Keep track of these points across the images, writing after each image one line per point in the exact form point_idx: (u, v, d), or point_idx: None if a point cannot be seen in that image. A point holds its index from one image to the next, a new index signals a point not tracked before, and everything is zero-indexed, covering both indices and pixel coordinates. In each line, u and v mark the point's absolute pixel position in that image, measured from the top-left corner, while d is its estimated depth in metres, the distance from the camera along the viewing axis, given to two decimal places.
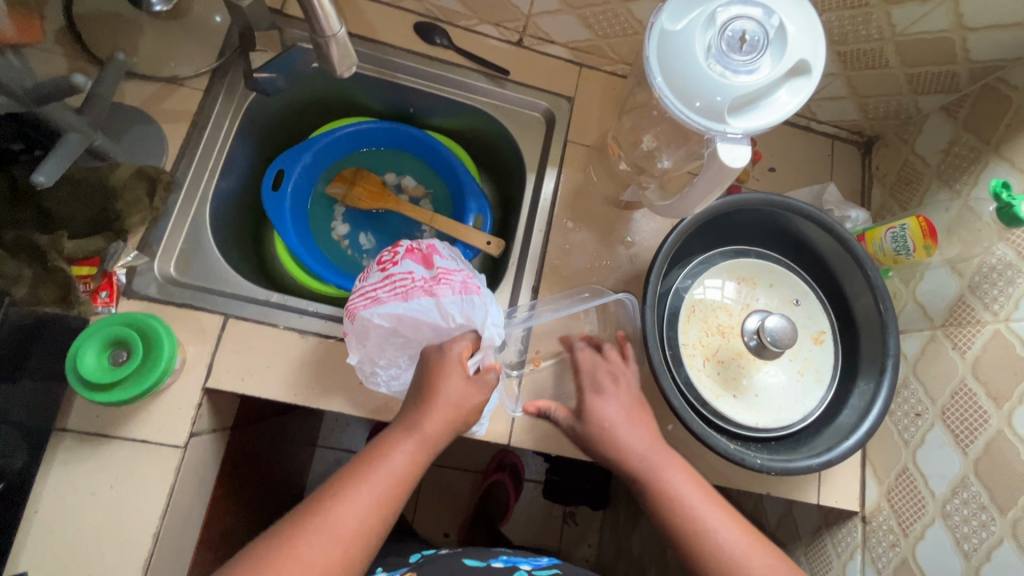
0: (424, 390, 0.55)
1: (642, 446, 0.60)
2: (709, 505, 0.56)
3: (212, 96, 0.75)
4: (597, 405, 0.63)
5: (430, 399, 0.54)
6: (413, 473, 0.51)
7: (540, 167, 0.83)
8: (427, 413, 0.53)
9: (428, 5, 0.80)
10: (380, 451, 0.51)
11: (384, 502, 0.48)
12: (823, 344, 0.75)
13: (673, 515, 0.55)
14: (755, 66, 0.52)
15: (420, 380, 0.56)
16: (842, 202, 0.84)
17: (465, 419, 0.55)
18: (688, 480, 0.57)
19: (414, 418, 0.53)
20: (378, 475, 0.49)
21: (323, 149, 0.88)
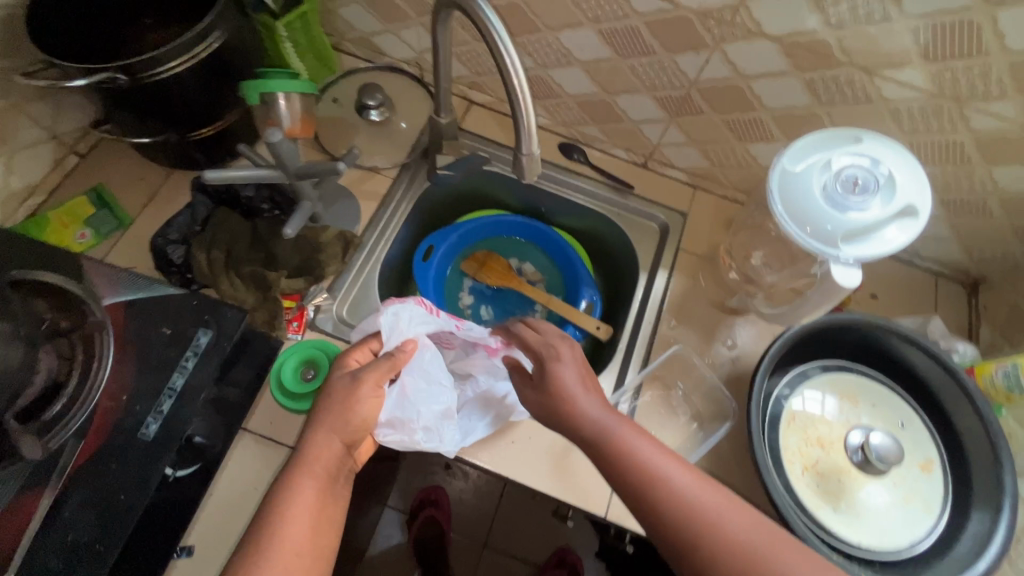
0: (310, 421, 0.63)
1: (636, 443, 0.58)
2: (705, 490, 0.54)
3: (397, 183, 0.95)
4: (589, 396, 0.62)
5: (318, 425, 0.63)
6: (326, 489, 0.60)
7: (652, 268, 0.95)
8: (315, 453, 0.61)
9: (573, 130, 0.99)
10: (290, 485, 0.58)
11: (310, 521, 0.57)
12: (931, 473, 0.75)
13: (679, 509, 0.53)
14: (866, 204, 0.62)
15: (320, 402, 0.65)
16: (947, 335, 0.86)
17: (359, 429, 0.64)
18: (686, 473, 0.55)
19: (304, 457, 0.61)
20: (295, 501, 0.57)
21: (466, 233, 1.06)
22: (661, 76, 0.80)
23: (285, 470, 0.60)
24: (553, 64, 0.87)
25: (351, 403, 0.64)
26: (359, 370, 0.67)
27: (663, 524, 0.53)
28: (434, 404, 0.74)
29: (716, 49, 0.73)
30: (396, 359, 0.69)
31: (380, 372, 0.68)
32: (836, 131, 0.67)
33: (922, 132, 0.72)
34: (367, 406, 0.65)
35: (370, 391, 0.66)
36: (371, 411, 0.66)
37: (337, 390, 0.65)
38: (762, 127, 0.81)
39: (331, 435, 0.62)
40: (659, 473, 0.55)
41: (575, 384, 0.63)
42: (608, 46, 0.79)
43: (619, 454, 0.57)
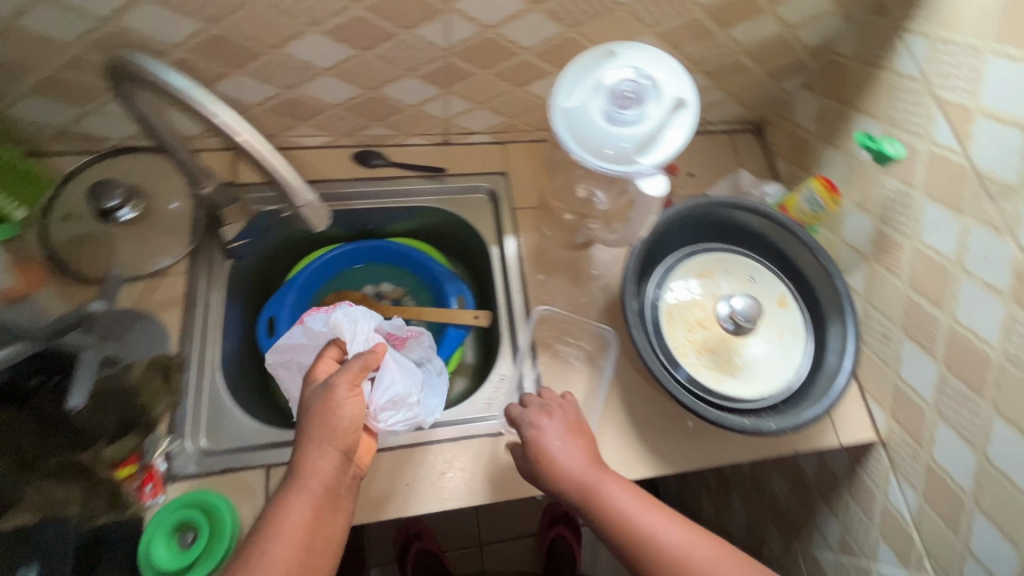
0: (305, 434, 0.62)
1: (619, 493, 0.65)
2: (647, 512, 0.63)
3: (194, 276, 0.82)
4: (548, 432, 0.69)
5: (313, 438, 0.61)
6: (318, 515, 0.58)
7: (499, 238, 0.93)
8: (306, 468, 0.60)
9: (359, 137, 0.91)
10: (280, 510, 0.57)
11: (298, 547, 0.56)
12: (787, 306, 0.84)
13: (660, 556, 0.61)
14: (642, 113, 0.63)
15: (314, 412, 0.63)
16: (756, 182, 0.96)
17: (352, 433, 0.64)
18: (667, 521, 0.63)
19: (296, 473, 0.59)
20: (283, 530, 0.56)
21: (304, 284, 0.95)
22: (414, 54, 0.74)
23: (278, 492, 0.59)
24: (299, 81, 0.77)
25: (334, 408, 0.63)
26: (332, 376, 0.65)
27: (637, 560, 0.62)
28: (416, 379, 0.77)
29: (451, 10, 0.69)
30: (368, 358, 0.68)
31: (353, 372, 0.66)
32: (590, 52, 0.67)
33: (663, 21, 0.76)
34: (351, 407, 0.64)
35: (347, 392, 0.64)
36: (357, 414, 0.64)
37: (316, 395, 0.64)
38: (531, 67, 0.80)
39: (320, 448, 0.61)
40: (643, 523, 0.63)
41: (560, 443, 0.68)
42: (344, 43, 0.71)
43: (609, 509, 0.64)
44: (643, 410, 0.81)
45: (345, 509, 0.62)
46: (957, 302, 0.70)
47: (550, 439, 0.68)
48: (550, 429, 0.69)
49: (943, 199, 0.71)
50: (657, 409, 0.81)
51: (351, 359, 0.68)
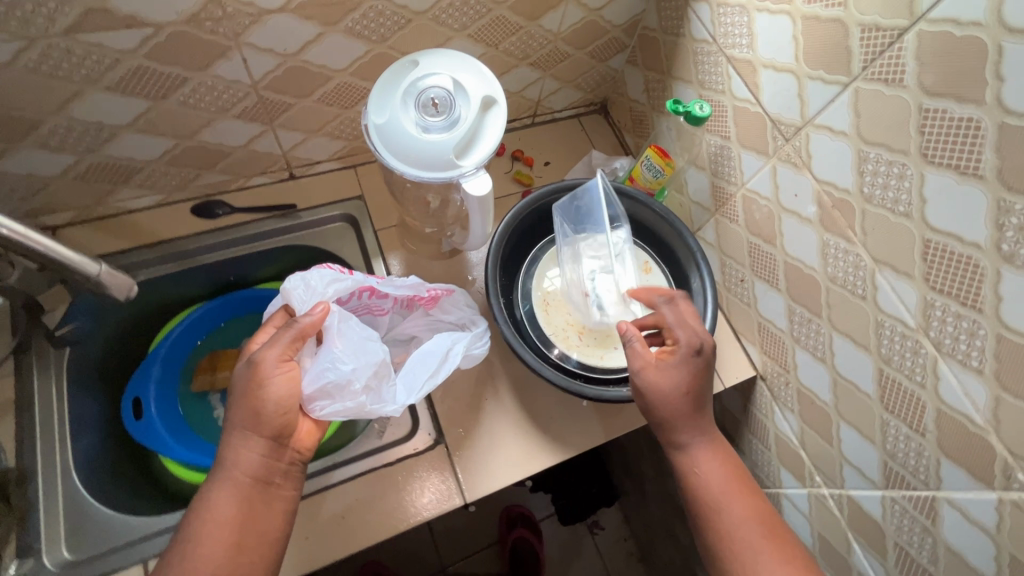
0: (235, 417, 0.60)
1: (707, 460, 0.68)
2: (752, 525, 0.65)
3: (23, 375, 0.74)
4: (663, 380, 0.67)
5: (240, 421, 0.60)
6: (243, 504, 0.58)
7: (368, 262, 0.91)
8: (232, 457, 0.59)
9: (193, 189, 0.85)
10: (204, 501, 0.58)
11: (224, 538, 0.57)
12: (652, 271, 0.89)
13: (726, 537, 0.65)
14: (452, 118, 0.64)
15: (241, 390, 0.61)
16: (607, 160, 1.02)
17: (282, 413, 0.62)
18: (748, 509, 0.66)
19: (224, 462, 0.59)
20: (207, 523, 0.57)
21: (171, 354, 0.90)
22: (218, 95, 0.71)
23: (208, 480, 0.60)
24: (99, 143, 0.71)
25: (258, 391, 0.60)
26: (259, 352, 0.62)
27: (706, 532, 0.66)
28: (370, 361, 0.70)
29: (242, 45, 0.66)
30: (300, 328, 0.64)
31: (283, 346, 0.63)
32: (395, 66, 0.67)
33: (470, 22, 0.77)
34: (276, 387, 0.61)
35: (275, 370, 0.61)
36: (287, 393, 0.62)
37: (242, 374, 0.61)
38: (353, 88, 0.78)
39: (245, 436, 0.60)
40: (725, 501, 0.66)
41: (683, 397, 0.67)
42: (134, 97, 0.67)
43: (706, 492, 0.67)
44: (536, 401, 0.82)
45: (282, 497, 0.61)
46: (784, 237, 0.76)
47: (670, 391, 0.66)
48: (676, 385, 0.67)
49: (752, 145, 0.77)
50: (549, 397, 0.83)
51: (283, 330, 0.64)
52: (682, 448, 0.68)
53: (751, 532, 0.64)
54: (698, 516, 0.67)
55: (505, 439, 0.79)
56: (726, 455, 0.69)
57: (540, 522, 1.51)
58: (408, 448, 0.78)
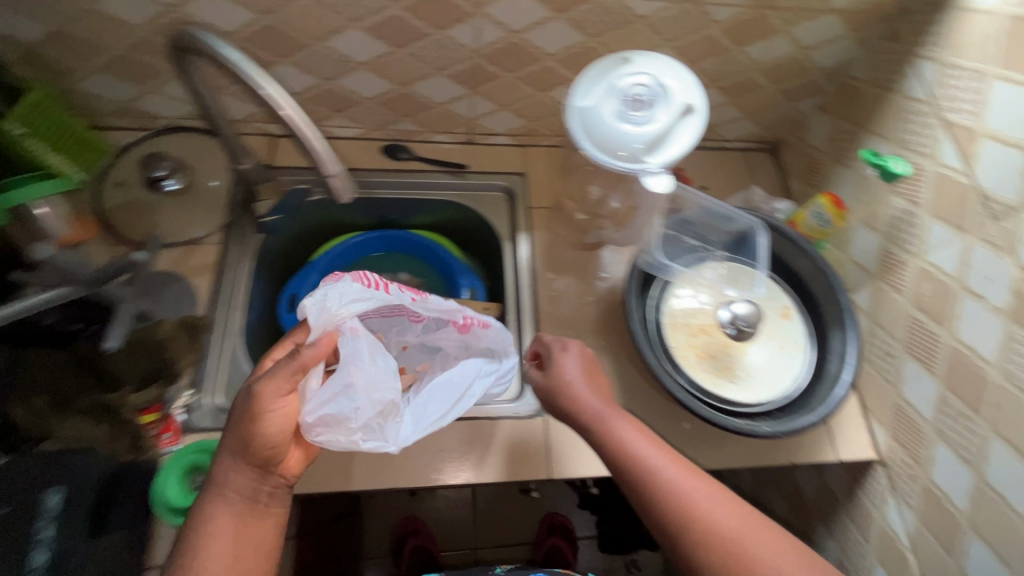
0: (237, 435, 0.57)
1: (667, 467, 0.61)
2: (727, 513, 0.57)
3: (226, 247, 0.88)
4: (562, 360, 0.71)
5: (249, 443, 0.57)
6: (242, 523, 0.57)
7: (513, 235, 0.97)
8: (223, 480, 0.57)
9: (388, 131, 0.96)
10: (203, 520, 0.56)
11: (227, 556, 0.56)
12: (790, 318, 0.85)
13: (717, 546, 0.56)
14: (651, 115, 0.67)
15: (235, 417, 0.56)
16: (767, 198, 0.99)
17: (267, 450, 0.58)
18: (730, 511, 0.58)
19: (216, 482, 0.57)
20: (210, 540, 0.56)
21: (330, 265, 1.01)
22: (443, 54, 0.80)
23: (200, 497, 0.58)
24: (337, 74, 0.83)
25: (245, 423, 0.56)
26: (257, 382, 0.56)
27: (693, 558, 0.56)
28: (379, 398, 0.64)
29: (480, 14, 0.74)
30: (301, 361, 0.58)
31: (279, 379, 0.56)
32: (608, 58, 0.71)
33: (681, 36, 0.79)
34: (275, 413, 0.57)
35: (278, 400, 0.57)
36: (287, 419, 0.58)
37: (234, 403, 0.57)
38: (553, 73, 0.85)
39: (233, 461, 0.57)
40: (700, 509, 0.57)
41: (602, 406, 0.67)
42: (381, 41, 0.77)
43: (675, 493, 0.59)
44: (640, 407, 0.83)
45: (274, 513, 0.60)
46: (959, 320, 0.70)
47: (575, 391, 0.69)
48: (587, 400, 0.68)
49: (946, 216, 0.72)
50: (653, 409, 0.83)
51: (280, 363, 0.57)
52: (640, 462, 0.61)
53: (731, 522, 0.57)
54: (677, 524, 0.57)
55: None
56: (680, 458, 0.62)
57: (579, 540, 1.49)
58: (509, 410, 0.80)
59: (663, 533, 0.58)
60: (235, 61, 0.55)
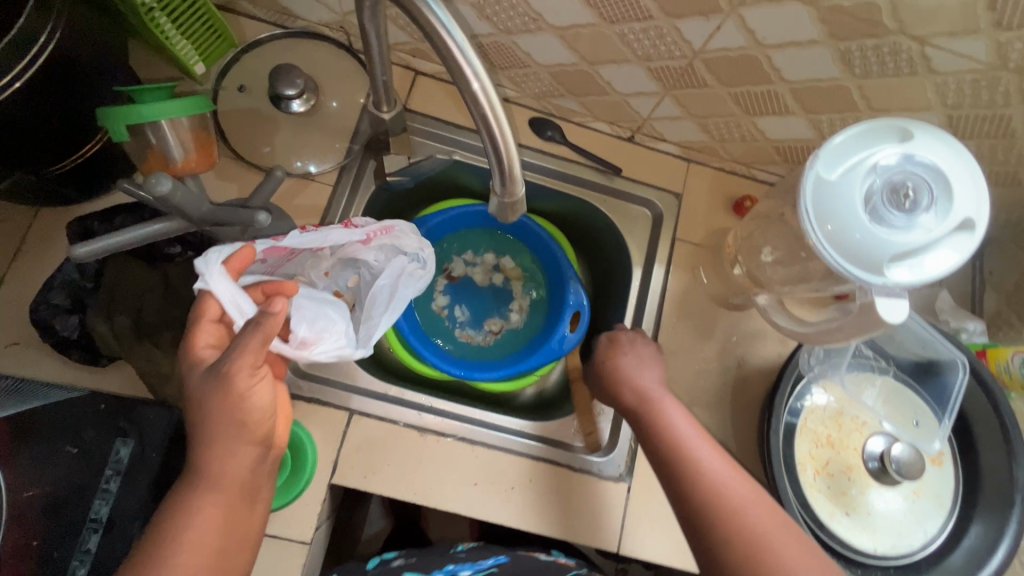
0: (220, 421, 0.48)
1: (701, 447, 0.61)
2: (763, 510, 0.56)
3: (338, 192, 0.78)
4: (626, 355, 0.70)
5: (231, 421, 0.49)
6: (236, 512, 0.51)
7: (646, 262, 0.84)
8: (219, 465, 0.49)
9: (544, 102, 0.81)
10: (182, 513, 0.48)
11: (216, 545, 0.49)
12: (941, 467, 0.71)
13: (753, 546, 0.54)
14: (915, 220, 0.51)
15: (216, 407, 0.48)
16: (956, 311, 0.80)
17: (263, 424, 0.51)
18: (760, 508, 0.56)
19: (208, 470, 0.49)
20: (189, 531, 0.48)
21: (437, 226, 0.89)
22: (657, 45, 0.63)
23: (184, 485, 0.49)
24: (518, 30, 0.68)
25: (238, 404, 0.49)
26: (225, 361, 0.48)
27: (711, 540, 0.56)
28: (333, 318, 0.64)
29: (732, 14, 0.56)
30: (270, 327, 0.48)
31: (256, 351, 0.48)
32: (881, 122, 0.54)
33: (967, 106, 0.60)
34: (256, 400, 0.50)
35: (251, 382, 0.49)
36: (269, 399, 0.51)
37: (208, 385, 0.48)
38: (775, 101, 0.67)
39: (234, 443, 0.50)
40: (735, 505, 0.56)
41: (655, 388, 0.67)
42: (591, 10, 0.61)
43: (701, 494, 0.57)
44: None
45: (264, 495, 0.54)
46: None
47: (635, 379, 0.67)
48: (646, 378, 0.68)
49: None
50: None
51: (246, 329, 0.48)
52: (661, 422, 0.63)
53: (764, 521, 0.56)
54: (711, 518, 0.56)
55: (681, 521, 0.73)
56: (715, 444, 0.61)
57: None
58: (593, 464, 0.74)
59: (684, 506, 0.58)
60: (445, 29, 0.40)
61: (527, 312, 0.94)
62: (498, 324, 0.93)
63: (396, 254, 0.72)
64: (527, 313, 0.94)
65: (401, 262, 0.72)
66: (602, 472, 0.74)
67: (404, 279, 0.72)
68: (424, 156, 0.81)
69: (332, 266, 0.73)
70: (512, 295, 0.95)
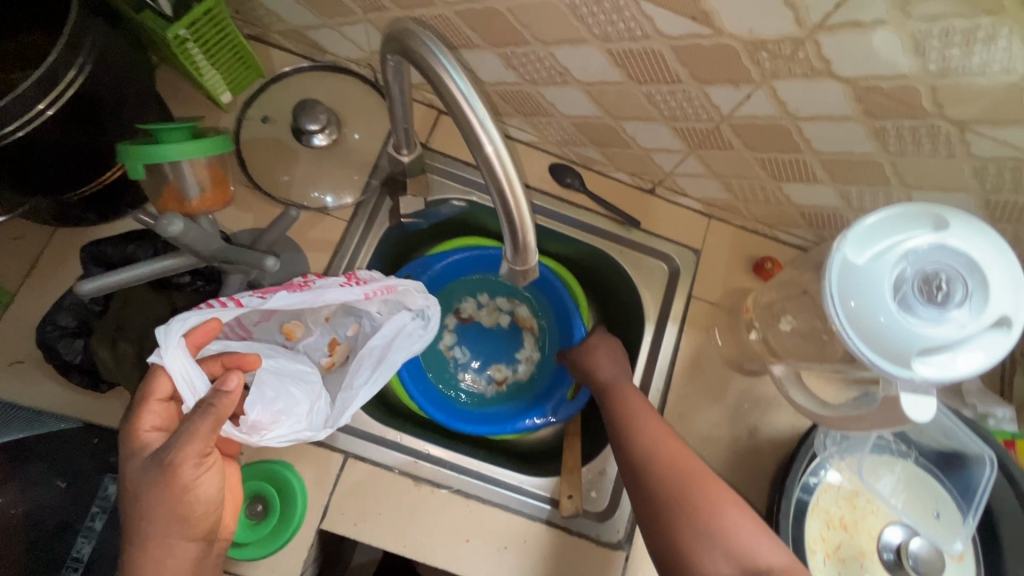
0: (158, 517, 0.44)
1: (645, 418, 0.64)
2: (691, 460, 0.60)
3: (352, 227, 0.77)
4: (597, 348, 0.76)
5: (174, 512, 0.45)
6: None
7: (660, 318, 0.82)
8: (151, 567, 0.45)
9: (565, 150, 0.80)
10: None
11: None
12: (962, 562, 0.66)
13: (681, 493, 0.57)
14: (947, 315, 0.49)
15: (154, 501, 0.44)
16: (984, 395, 0.76)
17: (206, 516, 0.48)
18: (694, 464, 0.59)
19: (140, 571, 0.45)
20: None
21: (445, 269, 0.88)
22: (683, 107, 0.62)
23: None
24: (544, 81, 0.67)
25: (178, 497, 0.45)
26: (169, 449, 0.44)
27: (648, 492, 0.59)
28: (295, 397, 0.62)
29: (763, 85, 0.55)
30: (223, 410, 0.45)
31: (204, 437, 0.45)
32: (916, 206, 0.52)
33: (1007, 191, 0.58)
34: (200, 488, 0.46)
35: (195, 470, 0.45)
36: (216, 484, 0.48)
37: (146, 477, 0.44)
38: (803, 169, 0.65)
39: (172, 540, 0.46)
40: (667, 460, 0.60)
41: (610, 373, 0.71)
42: (618, 69, 0.60)
43: (640, 456, 0.61)
44: None
45: None
46: None
47: (592, 359, 0.74)
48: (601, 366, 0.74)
49: None
50: None
51: (196, 413, 0.44)
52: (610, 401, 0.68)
53: (696, 472, 0.58)
54: (646, 475, 0.60)
55: None
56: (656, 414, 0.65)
57: None
58: (592, 529, 0.71)
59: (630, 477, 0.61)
60: (464, 98, 0.39)
61: (535, 364, 0.92)
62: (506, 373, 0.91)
63: (400, 309, 0.71)
64: (535, 365, 0.92)
65: (402, 319, 0.71)
66: (601, 537, 0.71)
67: (399, 339, 0.70)
68: (443, 196, 0.80)
69: (335, 312, 0.72)
70: (523, 344, 0.93)
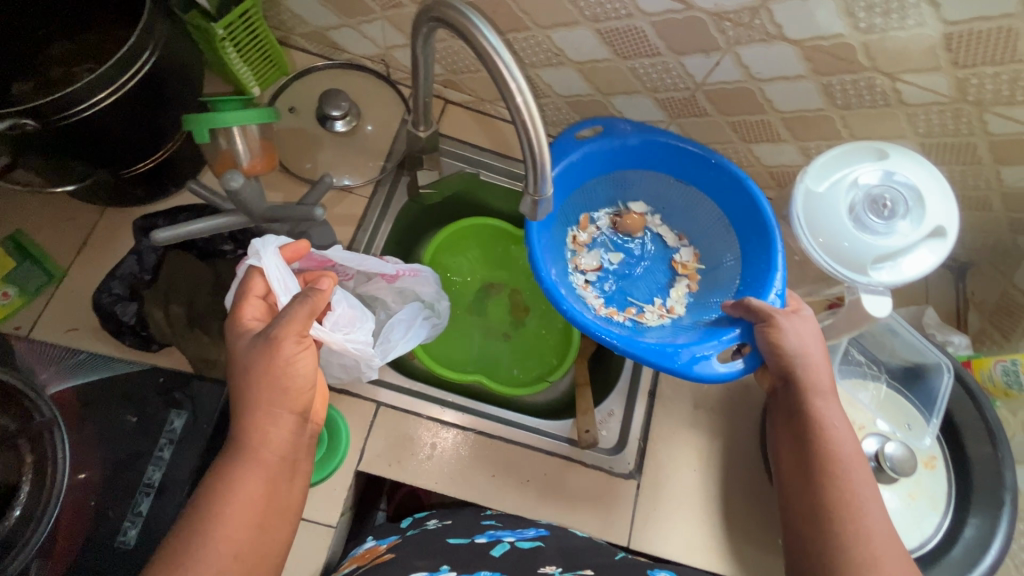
0: (262, 386, 0.51)
1: (866, 500, 0.58)
2: (887, 528, 0.56)
3: (371, 205, 0.85)
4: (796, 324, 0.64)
5: (274, 384, 0.52)
6: (272, 490, 0.52)
7: None
8: (259, 435, 0.51)
9: (560, 130, 0.90)
10: (224, 484, 0.50)
11: (251, 520, 0.50)
12: (934, 470, 0.75)
13: (856, 546, 0.55)
14: (893, 226, 0.59)
15: (257, 371, 0.51)
16: (942, 326, 0.85)
17: (303, 393, 0.54)
18: (887, 531, 0.56)
19: (249, 440, 0.51)
20: (230, 505, 0.49)
21: (631, 155, 0.78)
22: (664, 78, 0.72)
23: (227, 453, 0.51)
24: (541, 63, 0.77)
25: (282, 367, 0.52)
26: (273, 327, 0.52)
27: (821, 528, 0.58)
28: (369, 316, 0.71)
29: (729, 51, 0.65)
30: (316, 300, 0.54)
31: (301, 322, 0.53)
32: (862, 143, 0.62)
33: (936, 134, 0.69)
34: (299, 367, 0.53)
35: (294, 347, 0.52)
36: (312, 367, 0.54)
37: (255, 350, 0.52)
38: (768, 129, 0.76)
39: (273, 414, 0.52)
40: (861, 512, 0.57)
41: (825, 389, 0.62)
42: (607, 47, 0.70)
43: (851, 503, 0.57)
44: (735, 503, 0.77)
45: (302, 473, 0.56)
46: None
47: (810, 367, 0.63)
48: (816, 364, 0.63)
49: None
50: (748, 508, 0.77)
51: (294, 302, 0.53)
52: (832, 452, 0.60)
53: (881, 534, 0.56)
54: (830, 514, 0.58)
55: (688, 517, 0.76)
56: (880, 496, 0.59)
57: None
58: (605, 461, 0.78)
59: (826, 564, 0.56)
60: (493, 50, 0.47)
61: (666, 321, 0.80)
62: (633, 311, 0.81)
63: (413, 298, 0.80)
64: (665, 322, 0.80)
65: (416, 307, 0.79)
66: (613, 466, 0.77)
67: (419, 322, 0.78)
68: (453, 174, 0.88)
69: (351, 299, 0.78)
70: (666, 298, 0.82)
